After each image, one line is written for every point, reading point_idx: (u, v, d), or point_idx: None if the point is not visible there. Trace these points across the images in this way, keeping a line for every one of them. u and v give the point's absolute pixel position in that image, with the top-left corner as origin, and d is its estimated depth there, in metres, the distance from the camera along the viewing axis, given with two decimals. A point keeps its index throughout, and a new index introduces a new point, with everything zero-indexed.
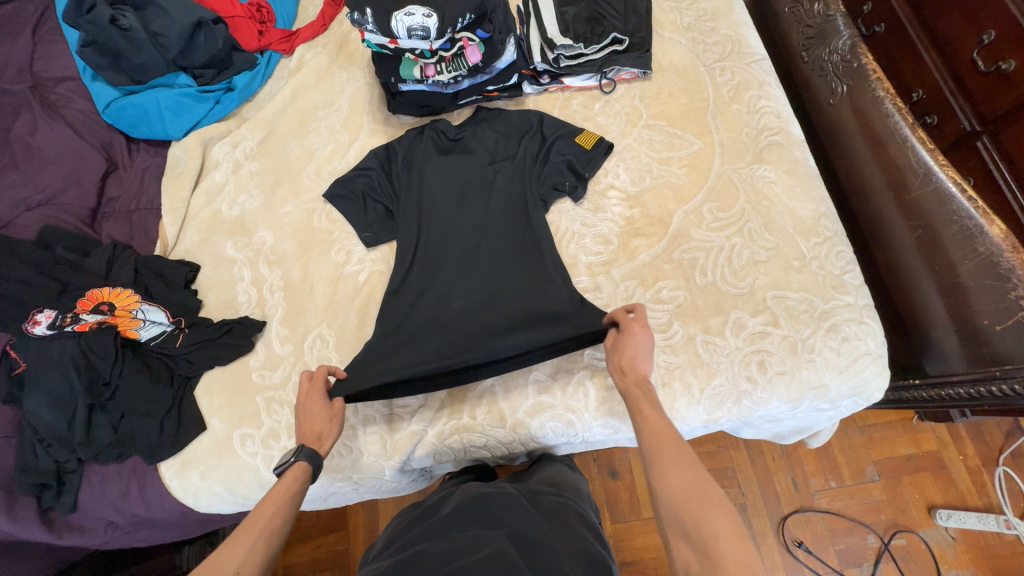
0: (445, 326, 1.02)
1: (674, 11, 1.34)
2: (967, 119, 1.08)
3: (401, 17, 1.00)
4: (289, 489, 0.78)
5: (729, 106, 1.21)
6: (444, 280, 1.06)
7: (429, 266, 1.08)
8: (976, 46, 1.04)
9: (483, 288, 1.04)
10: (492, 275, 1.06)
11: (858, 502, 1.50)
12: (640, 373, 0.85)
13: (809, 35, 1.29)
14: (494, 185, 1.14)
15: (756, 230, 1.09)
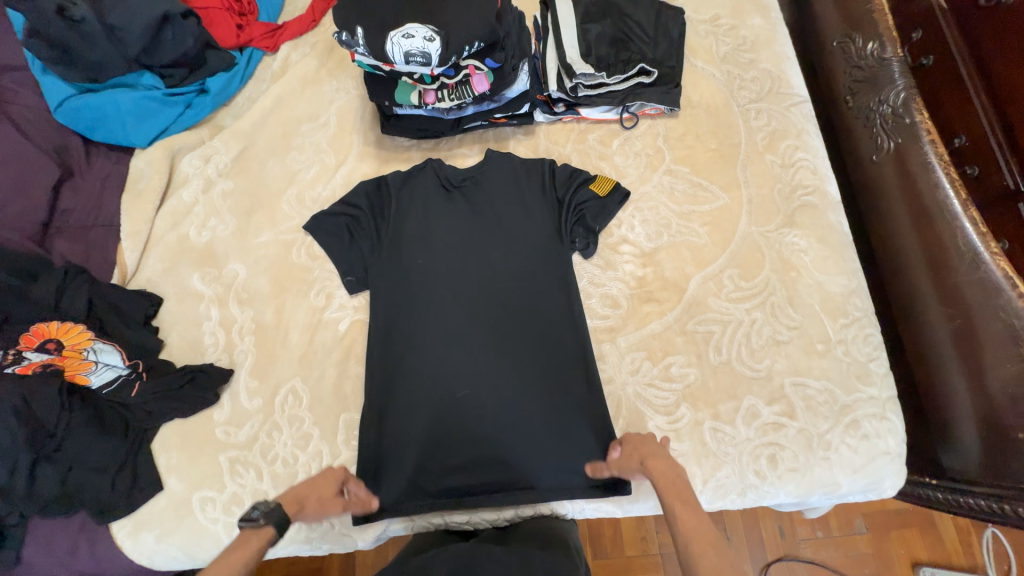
0: (436, 408, 0.96)
1: (710, 36, 1.19)
2: (1013, 176, 0.91)
3: (398, 40, 0.86)
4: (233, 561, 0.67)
5: (762, 156, 1.09)
6: (437, 355, 0.99)
7: (428, 335, 1.00)
8: None
9: (477, 369, 0.98)
10: (489, 352, 0.99)
11: (842, 553, 1.44)
12: (640, 446, 0.81)
13: (858, 78, 1.15)
14: (497, 246, 1.05)
15: (780, 305, 0.99)
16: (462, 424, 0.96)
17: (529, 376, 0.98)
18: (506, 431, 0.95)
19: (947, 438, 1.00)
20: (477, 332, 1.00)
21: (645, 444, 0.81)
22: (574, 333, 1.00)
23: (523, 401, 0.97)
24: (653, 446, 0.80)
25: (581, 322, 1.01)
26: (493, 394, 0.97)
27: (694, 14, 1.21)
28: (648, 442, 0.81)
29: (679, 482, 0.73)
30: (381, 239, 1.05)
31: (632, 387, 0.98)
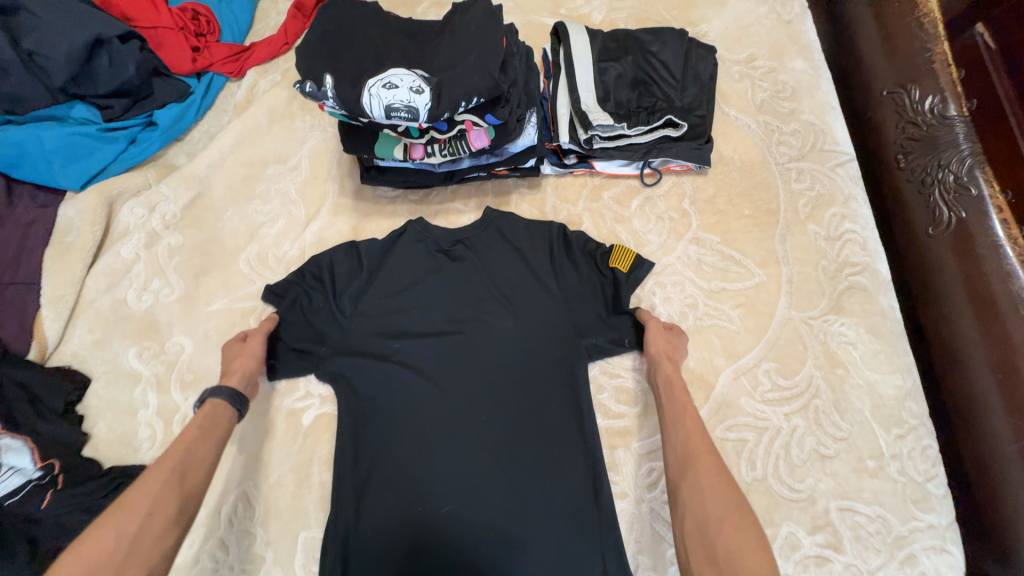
0: (416, 524, 0.80)
1: (745, 81, 1.05)
2: None
3: (378, 92, 0.69)
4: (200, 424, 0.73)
5: (803, 226, 0.95)
6: (417, 459, 0.83)
7: (409, 434, 0.84)
8: None
9: (466, 476, 0.82)
10: (481, 455, 0.83)
11: None
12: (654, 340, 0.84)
13: (913, 135, 0.99)
14: (494, 324, 0.88)
15: (825, 411, 0.84)
16: (448, 545, 0.79)
17: (530, 487, 0.82)
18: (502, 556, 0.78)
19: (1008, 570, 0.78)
20: (467, 432, 0.84)
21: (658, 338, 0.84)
22: (582, 438, 0.84)
23: (522, 519, 0.80)
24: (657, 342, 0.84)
25: (592, 425, 0.85)
26: (486, 509, 0.81)
27: (728, 53, 1.07)
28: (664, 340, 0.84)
29: (677, 385, 0.79)
30: (355, 313, 0.88)
31: (649, 504, 0.83)
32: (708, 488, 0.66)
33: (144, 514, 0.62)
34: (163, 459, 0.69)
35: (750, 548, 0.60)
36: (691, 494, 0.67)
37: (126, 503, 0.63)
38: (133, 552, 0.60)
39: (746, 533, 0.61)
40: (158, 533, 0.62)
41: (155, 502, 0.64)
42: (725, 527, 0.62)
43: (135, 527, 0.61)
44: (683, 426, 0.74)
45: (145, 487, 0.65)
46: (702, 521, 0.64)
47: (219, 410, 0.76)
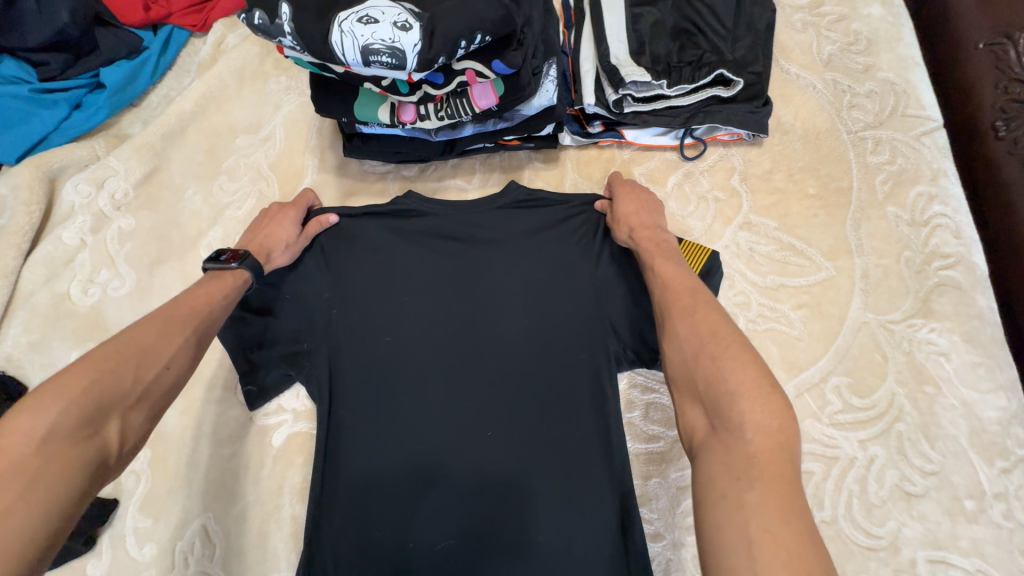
0: (404, 533, 0.67)
1: (809, 31, 0.86)
2: None
3: (352, 27, 0.53)
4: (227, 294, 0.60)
5: (882, 208, 0.77)
6: (407, 460, 0.70)
7: (398, 430, 0.70)
8: None
9: (465, 481, 0.69)
10: (483, 456, 0.70)
11: None
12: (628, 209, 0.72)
13: (1018, 96, 0.79)
14: (502, 305, 0.74)
15: (911, 438, 0.68)
16: (442, 559, 0.67)
17: (542, 496, 0.68)
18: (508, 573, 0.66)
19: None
20: (470, 451, 0.70)
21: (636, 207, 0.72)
22: (608, 463, 0.69)
23: (531, 534, 0.67)
24: (644, 209, 0.72)
25: (619, 450, 0.70)
26: (489, 518, 0.68)
27: None
28: (642, 206, 0.72)
29: (671, 266, 0.63)
30: (335, 295, 0.73)
31: (688, 547, 0.69)
32: (728, 371, 0.48)
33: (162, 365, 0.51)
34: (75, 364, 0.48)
35: (760, 413, 0.45)
36: (711, 401, 0.48)
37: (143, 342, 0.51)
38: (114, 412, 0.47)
39: (755, 377, 0.47)
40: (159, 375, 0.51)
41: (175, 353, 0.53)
42: (741, 396, 0.46)
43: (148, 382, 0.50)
44: (722, 375, 0.48)
45: (149, 360, 0.50)
46: (726, 425, 0.46)
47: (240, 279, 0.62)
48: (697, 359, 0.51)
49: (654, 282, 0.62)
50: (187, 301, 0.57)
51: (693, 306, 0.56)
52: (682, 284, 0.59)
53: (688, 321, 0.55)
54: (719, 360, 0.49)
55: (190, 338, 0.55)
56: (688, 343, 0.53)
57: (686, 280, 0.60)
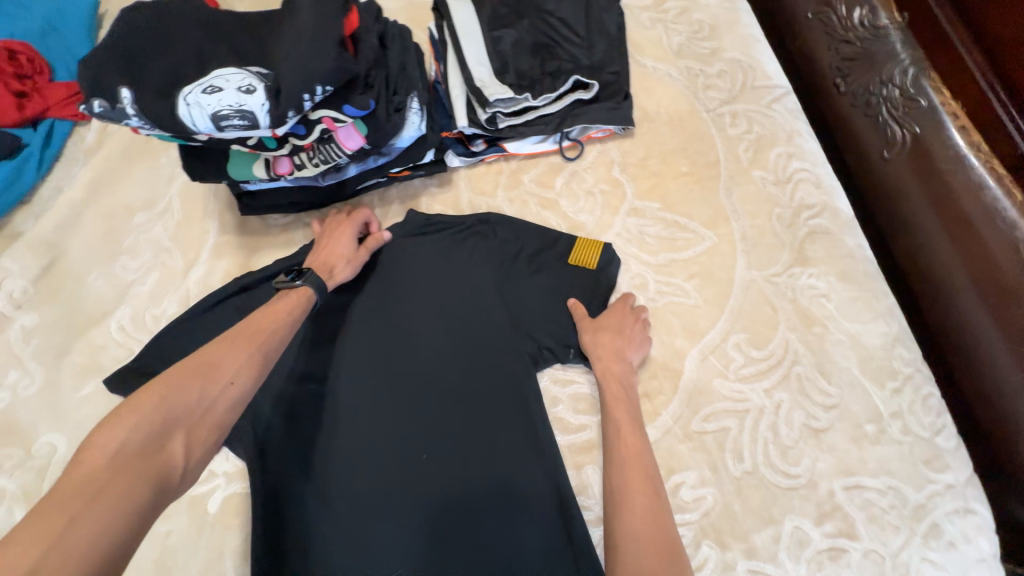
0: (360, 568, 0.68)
1: (658, 26, 0.94)
2: None
3: (197, 98, 0.56)
4: (292, 312, 0.69)
5: (749, 173, 0.84)
6: (348, 497, 0.70)
7: (334, 470, 0.71)
8: None
9: (410, 504, 0.70)
10: (421, 474, 0.71)
11: None
12: (607, 337, 0.73)
13: (849, 55, 0.92)
14: (415, 326, 0.77)
15: (808, 378, 0.73)
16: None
17: (485, 498, 0.70)
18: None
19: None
20: (409, 477, 0.71)
21: (611, 335, 0.73)
22: (540, 457, 0.71)
23: (483, 537, 0.69)
24: (619, 349, 0.73)
25: (549, 442, 0.72)
26: (440, 533, 0.69)
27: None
28: (613, 333, 0.74)
29: (635, 441, 0.66)
30: None
31: None
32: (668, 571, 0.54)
33: (227, 381, 0.59)
34: (151, 382, 0.56)
35: None
36: None
37: (199, 366, 0.58)
38: (155, 435, 0.52)
39: None
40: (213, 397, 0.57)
41: (236, 370, 0.60)
42: None
43: (207, 396, 0.57)
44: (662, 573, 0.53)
45: (195, 386, 0.57)
46: None
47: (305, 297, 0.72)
48: (645, 545, 0.55)
49: (614, 453, 0.66)
50: (262, 318, 0.67)
51: (653, 506, 0.60)
52: (640, 465, 0.64)
53: (638, 506, 0.59)
54: (666, 562, 0.54)
55: (246, 364, 0.61)
56: (636, 526, 0.58)
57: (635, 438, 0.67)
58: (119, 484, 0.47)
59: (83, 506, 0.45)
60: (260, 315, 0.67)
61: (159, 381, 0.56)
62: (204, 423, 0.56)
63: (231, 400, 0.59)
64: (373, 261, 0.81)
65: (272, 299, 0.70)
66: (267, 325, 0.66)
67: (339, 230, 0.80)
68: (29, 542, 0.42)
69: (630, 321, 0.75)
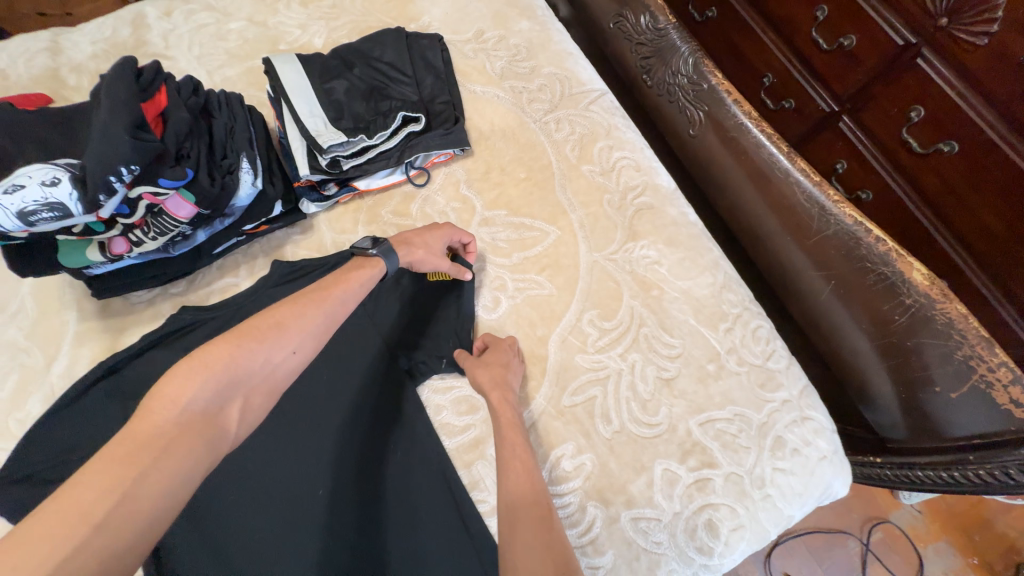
0: None
1: (480, 55, 1.04)
2: (824, 100, 1.20)
3: (0, 199, 0.58)
4: (363, 284, 0.69)
5: (578, 169, 0.95)
6: (251, 549, 0.72)
7: (234, 526, 0.73)
8: (814, 25, 1.15)
9: (309, 540, 0.72)
10: (317, 510, 0.73)
11: (826, 508, 1.24)
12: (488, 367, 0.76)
13: (646, 54, 1.06)
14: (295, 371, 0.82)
15: (654, 335, 0.83)
16: None
17: (382, 516, 0.73)
18: None
19: (866, 395, 0.88)
20: (309, 514, 0.73)
21: (494, 368, 0.76)
22: (429, 464, 0.76)
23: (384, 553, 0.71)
24: (501, 372, 0.76)
25: (435, 448, 0.77)
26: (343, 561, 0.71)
27: (455, 36, 1.06)
28: (497, 364, 0.77)
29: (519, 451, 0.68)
30: None
31: None
32: None
33: (289, 350, 0.59)
34: (209, 345, 0.55)
35: None
36: None
37: (272, 328, 0.59)
38: (207, 398, 0.51)
39: None
40: (264, 365, 0.56)
41: (299, 343, 0.60)
42: None
43: (264, 362, 0.56)
44: None
45: (250, 353, 0.56)
46: None
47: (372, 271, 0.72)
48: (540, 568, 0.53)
49: (503, 476, 0.65)
50: (322, 287, 0.66)
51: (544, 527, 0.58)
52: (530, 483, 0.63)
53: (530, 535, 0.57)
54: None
55: (315, 333, 0.62)
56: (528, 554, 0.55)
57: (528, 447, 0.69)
58: (184, 445, 0.47)
59: (156, 459, 0.45)
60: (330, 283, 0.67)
61: (232, 333, 0.56)
62: (264, 388, 0.56)
63: (291, 367, 0.59)
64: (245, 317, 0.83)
65: (346, 268, 0.71)
66: (331, 297, 0.65)
67: (432, 229, 0.80)
68: (95, 495, 0.42)
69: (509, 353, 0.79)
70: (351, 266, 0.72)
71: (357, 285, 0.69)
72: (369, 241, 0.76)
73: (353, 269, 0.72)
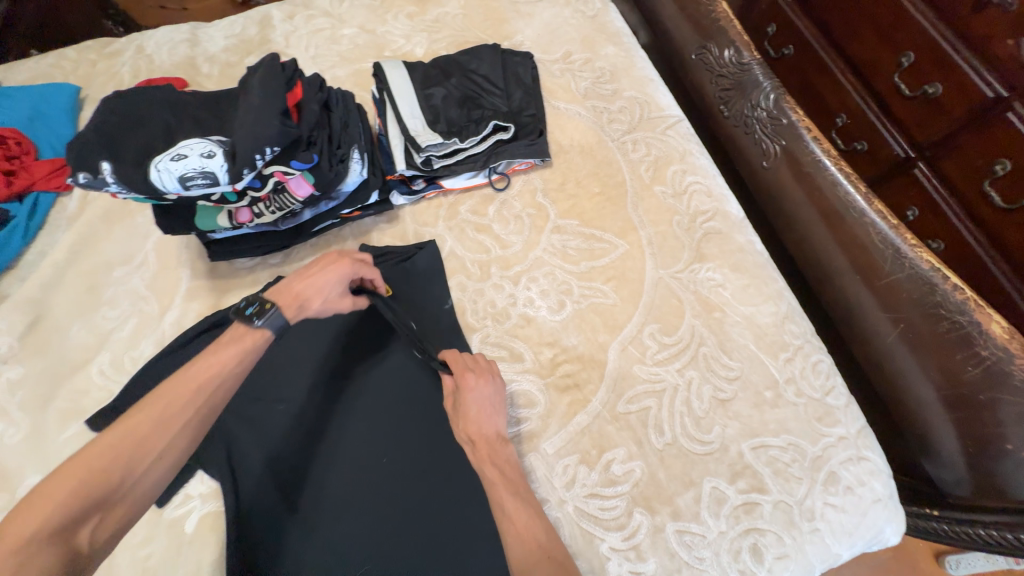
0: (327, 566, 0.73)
1: (566, 74, 1.11)
2: (900, 146, 1.19)
3: (167, 165, 0.68)
4: (241, 359, 0.66)
5: (651, 189, 0.99)
6: (317, 504, 0.77)
7: (302, 478, 0.78)
8: (898, 70, 1.15)
9: (371, 502, 0.77)
10: (380, 475, 0.79)
11: (864, 564, 1.19)
12: (470, 414, 0.74)
13: (726, 86, 1.10)
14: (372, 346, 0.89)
15: (713, 356, 0.85)
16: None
17: (439, 491, 0.77)
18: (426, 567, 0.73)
19: (926, 445, 0.86)
20: (373, 479, 0.78)
21: (476, 412, 0.74)
22: None
23: (439, 525, 0.75)
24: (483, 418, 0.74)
25: None
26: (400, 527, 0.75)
27: (544, 55, 1.13)
28: (480, 410, 0.74)
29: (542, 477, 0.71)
30: None
31: (571, 504, 0.78)
32: None
33: (157, 454, 0.58)
34: (51, 477, 0.53)
35: None
36: None
37: (132, 439, 0.57)
38: (65, 518, 0.51)
39: None
40: (127, 473, 0.56)
41: (168, 442, 0.59)
42: None
43: (125, 472, 0.56)
44: None
45: (110, 466, 0.55)
46: None
47: (261, 342, 0.69)
48: None
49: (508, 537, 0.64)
50: (198, 375, 0.63)
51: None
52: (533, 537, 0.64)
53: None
54: None
55: (182, 431, 0.60)
56: None
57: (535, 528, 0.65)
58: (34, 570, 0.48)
59: None
60: (201, 366, 0.63)
61: (87, 449, 0.55)
62: (130, 500, 0.56)
63: (162, 472, 0.58)
64: None
65: (217, 347, 0.66)
66: (201, 381, 0.63)
67: (329, 272, 0.77)
68: None
69: (484, 386, 0.76)
70: (224, 342, 0.67)
71: (235, 359, 0.66)
72: (251, 306, 0.70)
73: (237, 338, 0.68)
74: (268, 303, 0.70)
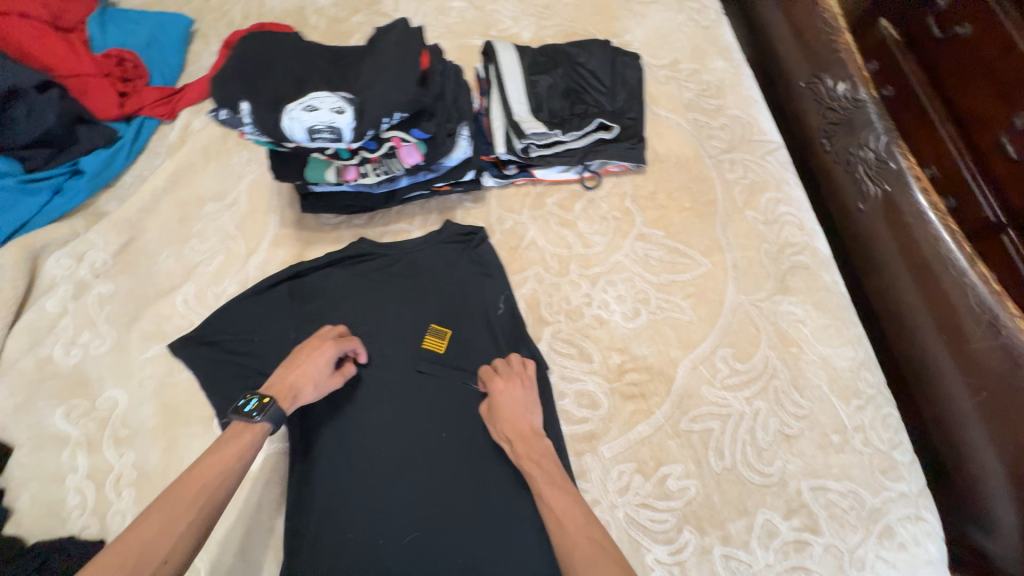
0: (375, 524, 0.75)
1: (671, 82, 1.09)
2: (991, 209, 0.92)
3: (298, 114, 0.68)
4: (242, 457, 0.64)
5: (742, 213, 0.97)
6: (373, 463, 0.78)
7: (361, 436, 0.80)
8: (1006, 131, 0.89)
9: (425, 471, 0.78)
10: (436, 448, 0.79)
11: None
12: (506, 414, 0.76)
13: (833, 120, 1.07)
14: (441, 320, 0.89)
15: (784, 390, 0.84)
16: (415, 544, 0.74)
17: (493, 473, 0.78)
18: (470, 545, 0.74)
19: (981, 516, 0.85)
20: (428, 450, 0.79)
21: (511, 410, 0.76)
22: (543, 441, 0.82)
23: (488, 506, 0.76)
24: (514, 414, 0.76)
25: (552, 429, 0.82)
26: (449, 502, 0.76)
27: (652, 58, 1.11)
28: (512, 408, 0.76)
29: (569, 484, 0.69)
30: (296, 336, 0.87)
31: (622, 509, 0.79)
32: None
33: (159, 559, 0.53)
34: None
35: None
36: None
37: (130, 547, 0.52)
38: None
39: None
40: None
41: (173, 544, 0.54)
42: None
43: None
44: None
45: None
46: None
47: (261, 437, 0.67)
48: None
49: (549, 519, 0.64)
50: (202, 471, 0.60)
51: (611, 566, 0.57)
52: (573, 517, 0.63)
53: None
54: None
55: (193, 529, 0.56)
56: None
57: (576, 514, 0.63)
58: None
59: None
60: (208, 462, 0.61)
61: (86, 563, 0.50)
62: None
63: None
64: (409, 265, 0.94)
65: (216, 445, 0.64)
66: (207, 476, 0.60)
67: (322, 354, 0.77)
68: None
69: (521, 389, 0.79)
70: (224, 440, 0.65)
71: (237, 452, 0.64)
72: (249, 404, 0.68)
73: (235, 437, 0.66)
74: (266, 397, 0.69)
